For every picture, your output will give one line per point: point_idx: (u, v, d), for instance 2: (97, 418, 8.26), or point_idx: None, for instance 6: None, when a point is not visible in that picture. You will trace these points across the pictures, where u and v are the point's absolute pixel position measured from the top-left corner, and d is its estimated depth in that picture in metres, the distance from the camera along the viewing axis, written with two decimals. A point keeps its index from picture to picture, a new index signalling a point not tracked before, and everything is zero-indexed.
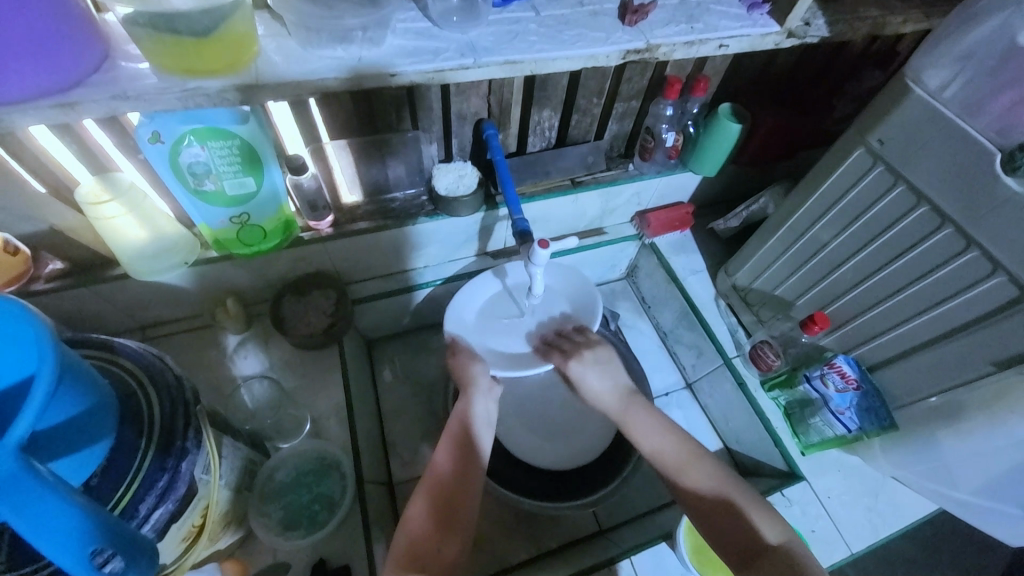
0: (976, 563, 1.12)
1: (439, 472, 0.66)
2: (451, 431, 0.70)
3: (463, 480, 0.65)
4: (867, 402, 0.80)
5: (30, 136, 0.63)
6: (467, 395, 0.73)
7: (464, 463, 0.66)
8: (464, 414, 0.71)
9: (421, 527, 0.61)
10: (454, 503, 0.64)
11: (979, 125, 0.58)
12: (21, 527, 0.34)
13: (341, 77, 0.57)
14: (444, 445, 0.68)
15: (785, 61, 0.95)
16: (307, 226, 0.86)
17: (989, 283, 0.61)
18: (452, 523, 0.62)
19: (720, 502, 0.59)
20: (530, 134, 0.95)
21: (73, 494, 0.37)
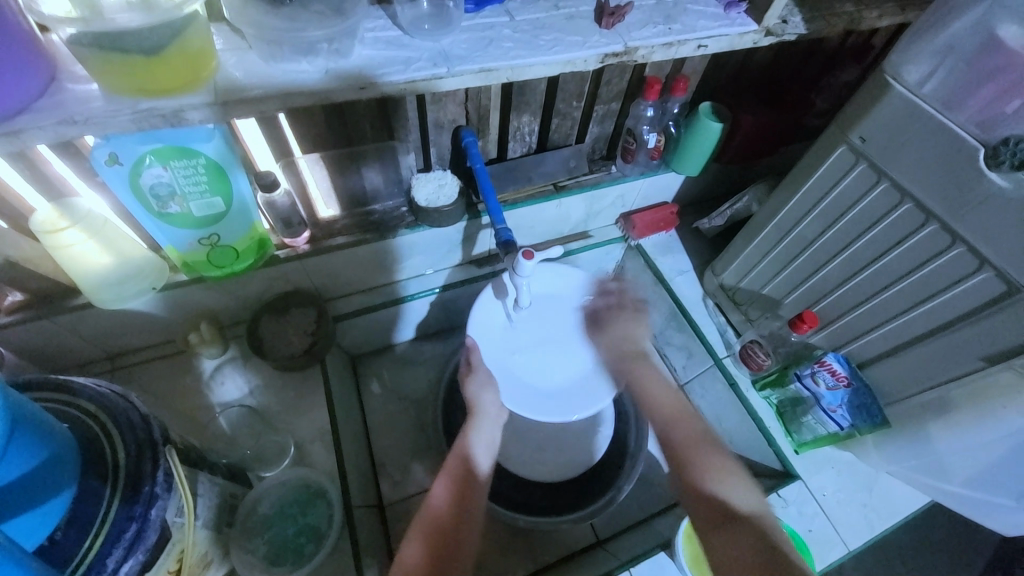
0: (968, 550, 1.13)
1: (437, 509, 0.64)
2: (453, 468, 0.69)
3: (463, 517, 0.64)
4: (859, 399, 0.79)
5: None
6: (474, 422, 0.76)
7: (462, 499, 0.66)
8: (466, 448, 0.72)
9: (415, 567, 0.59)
10: (453, 540, 0.62)
11: (959, 120, 0.57)
12: None
13: (309, 93, 0.55)
14: (445, 478, 0.68)
15: (762, 58, 0.95)
16: (282, 243, 0.83)
17: (976, 279, 0.61)
18: (448, 567, 0.60)
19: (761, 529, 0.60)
20: (510, 140, 0.93)
21: (27, 559, 0.34)
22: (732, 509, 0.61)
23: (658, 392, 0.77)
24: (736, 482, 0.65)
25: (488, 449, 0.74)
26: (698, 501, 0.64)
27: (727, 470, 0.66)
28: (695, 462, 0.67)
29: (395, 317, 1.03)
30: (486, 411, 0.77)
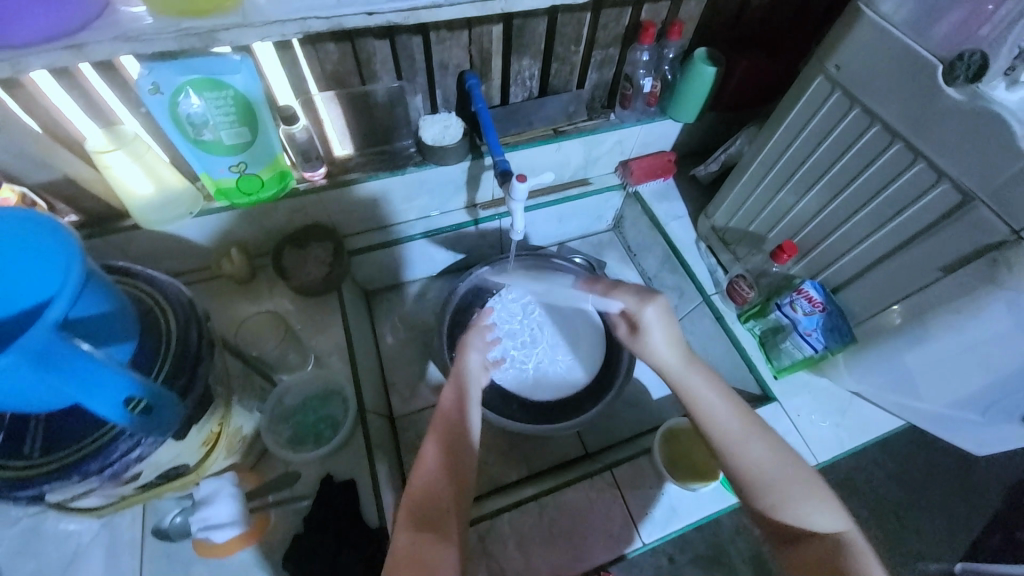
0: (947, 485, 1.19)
1: (427, 473, 0.63)
2: (444, 416, 0.69)
3: (456, 476, 0.63)
4: (832, 322, 0.84)
5: (31, 81, 0.67)
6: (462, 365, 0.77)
7: (453, 451, 0.65)
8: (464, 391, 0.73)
9: (425, 486, 0.62)
10: (432, 502, 0.61)
11: (924, 42, 0.61)
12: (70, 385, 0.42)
13: (322, 18, 0.62)
14: (431, 429, 0.68)
15: (758, 4, 0.98)
16: (303, 178, 0.92)
17: (935, 193, 0.65)
18: (436, 513, 0.60)
19: (827, 512, 0.59)
20: (512, 84, 0.99)
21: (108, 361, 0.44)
22: (812, 532, 0.58)
23: (710, 409, 0.65)
24: (812, 496, 0.60)
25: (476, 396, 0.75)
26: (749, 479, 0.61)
27: (803, 487, 0.60)
28: (764, 493, 0.61)
29: (405, 255, 1.11)
30: (477, 342, 0.81)
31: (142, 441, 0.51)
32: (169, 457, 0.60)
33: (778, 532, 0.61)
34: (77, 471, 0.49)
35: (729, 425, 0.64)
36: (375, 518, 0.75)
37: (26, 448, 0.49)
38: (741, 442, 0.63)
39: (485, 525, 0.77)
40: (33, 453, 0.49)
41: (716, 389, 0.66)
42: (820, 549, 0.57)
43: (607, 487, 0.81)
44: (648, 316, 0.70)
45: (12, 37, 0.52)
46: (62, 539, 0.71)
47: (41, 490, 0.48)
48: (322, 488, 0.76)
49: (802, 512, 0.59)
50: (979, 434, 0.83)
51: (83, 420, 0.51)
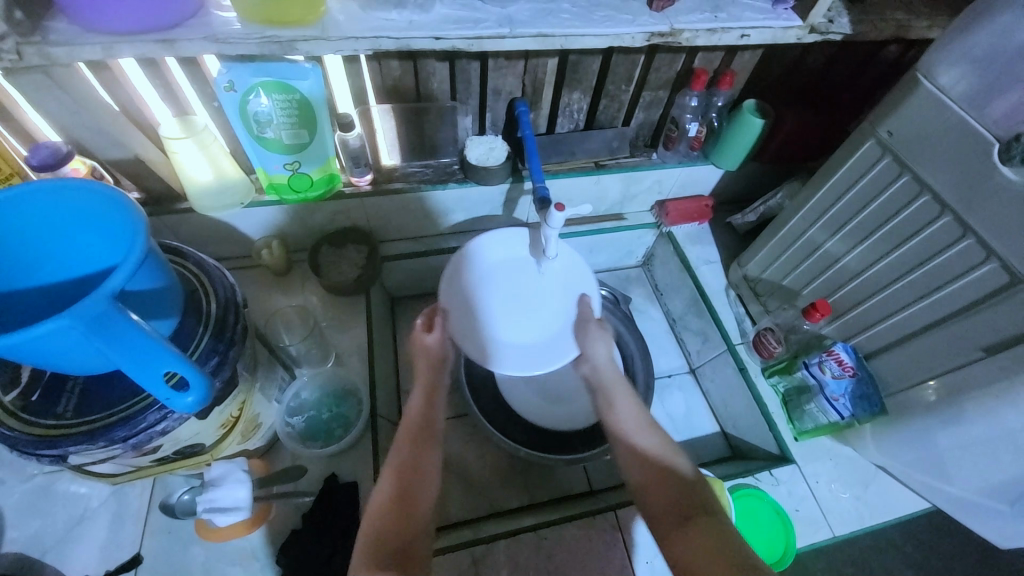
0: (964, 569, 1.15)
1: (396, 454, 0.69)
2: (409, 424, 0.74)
3: (422, 464, 0.68)
4: (861, 389, 0.81)
5: (117, 67, 0.72)
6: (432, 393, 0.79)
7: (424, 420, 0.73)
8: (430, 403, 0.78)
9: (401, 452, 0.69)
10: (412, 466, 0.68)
11: (983, 118, 0.60)
12: (117, 352, 0.44)
13: (392, 38, 0.66)
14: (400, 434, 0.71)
15: (814, 63, 0.99)
16: (349, 181, 0.95)
17: (983, 270, 0.63)
18: (411, 471, 0.67)
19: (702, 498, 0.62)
20: (559, 115, 1.02)
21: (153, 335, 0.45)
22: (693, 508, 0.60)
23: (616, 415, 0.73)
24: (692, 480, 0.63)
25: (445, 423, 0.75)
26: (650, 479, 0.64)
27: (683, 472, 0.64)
28: (652, 475, 0.64)
29: (436, 267, 1.13)
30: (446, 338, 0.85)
31: (168, 415, 0.52)
32: (189, 435, 0.62)
33: (661, 517, 0.61)
34: (104, 436, 0.50)
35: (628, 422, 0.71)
36: None
37: (59, 407, 0.52)
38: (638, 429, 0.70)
39: (480, 549, 0.76)
40: (66, 413, 0.52)
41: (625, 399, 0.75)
42: (701, 532, 0.57)
43: (608, 528, 0.79)
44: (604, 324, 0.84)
45: (113, 24, 0.58)
46: (78, 499, 0.73)
47: (65, 450, 0.50)
48: (325, 487, 0.76)
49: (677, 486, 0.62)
50: (1002, 527, 0.78)
51: (118, 388, 0.53)
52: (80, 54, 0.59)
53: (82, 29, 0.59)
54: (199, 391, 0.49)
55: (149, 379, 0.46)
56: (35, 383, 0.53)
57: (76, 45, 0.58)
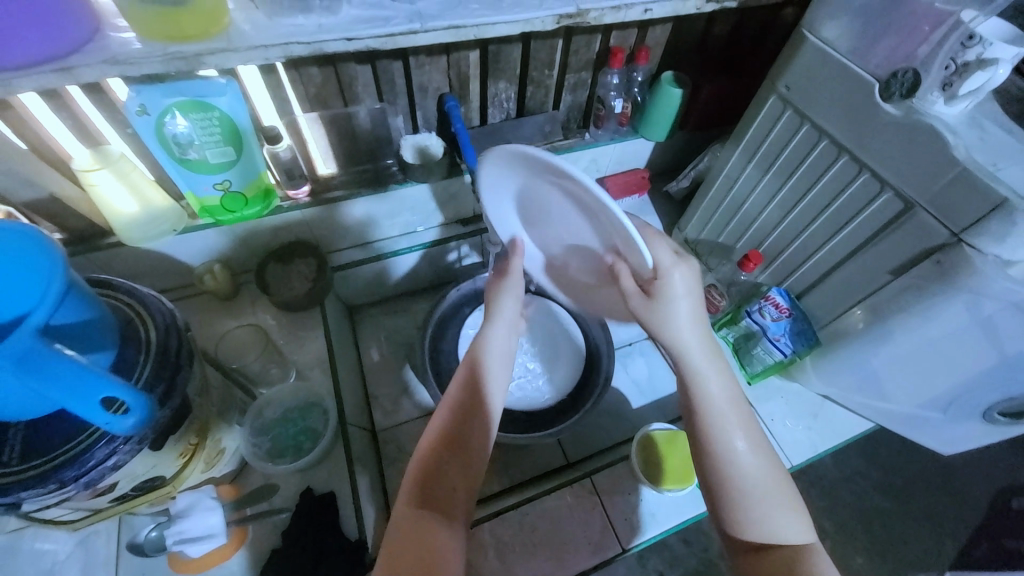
0: (902, 473, 1.31)
1: (423, 469, 0.62)
2: (440, 431, 0.63)
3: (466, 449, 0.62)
4: (798, 326, 0.87)
5: (19, 103, 0.69)
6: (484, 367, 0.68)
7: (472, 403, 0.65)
8: (477, 381, 0.67)
9: (438, 462, 0.61)
10: (439, 485, 0.60)
11: (861, 64, 0.67)
12: (51, 388, 0.42)
13: (303, 43, 0.66)
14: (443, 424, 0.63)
15: (720, 32, 1.05)
16: (287, 196, 0.94)
17: (880, 201, 0.69)
18: (447, 486, 0.60)
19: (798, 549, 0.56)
20: (489, 106, 1.03)
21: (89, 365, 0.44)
22: (773, 544, 0.56)
23: (708, 404, 0.60)
24: (787, 510, 0.57)
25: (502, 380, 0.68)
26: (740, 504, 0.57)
27: (783, 502, 0.57)
28: (744, 506, 0.57)
29: (390, 270, 1.13)
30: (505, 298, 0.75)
31: (118, 449, 0.51)
32: (145, 469, 0.60)
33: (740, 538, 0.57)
34: (53, 479, 0.49)
35: (732, 432, 0.59)
36: (354, 530, 0.75)
37: (3, 456, 0.50)
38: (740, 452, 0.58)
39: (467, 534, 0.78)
40: (11, 462, 0.50)
41: (723, 387, 0.61)
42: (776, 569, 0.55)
43: (587, 494, 0.82)
44: (674, 281, 0.60)
45: (5, 60, 0.55)
46: (38, 558, 0.70)
47: (17, 497, 0.49)
48: (300, 502, 0.76)
49: (766, 519, 0.56)
50: (938, 432, 0.87)
51: (62, 429, 0.51)
52: None
53: None
54: (141, 411, 0.48)
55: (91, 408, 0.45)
56: None
57: None
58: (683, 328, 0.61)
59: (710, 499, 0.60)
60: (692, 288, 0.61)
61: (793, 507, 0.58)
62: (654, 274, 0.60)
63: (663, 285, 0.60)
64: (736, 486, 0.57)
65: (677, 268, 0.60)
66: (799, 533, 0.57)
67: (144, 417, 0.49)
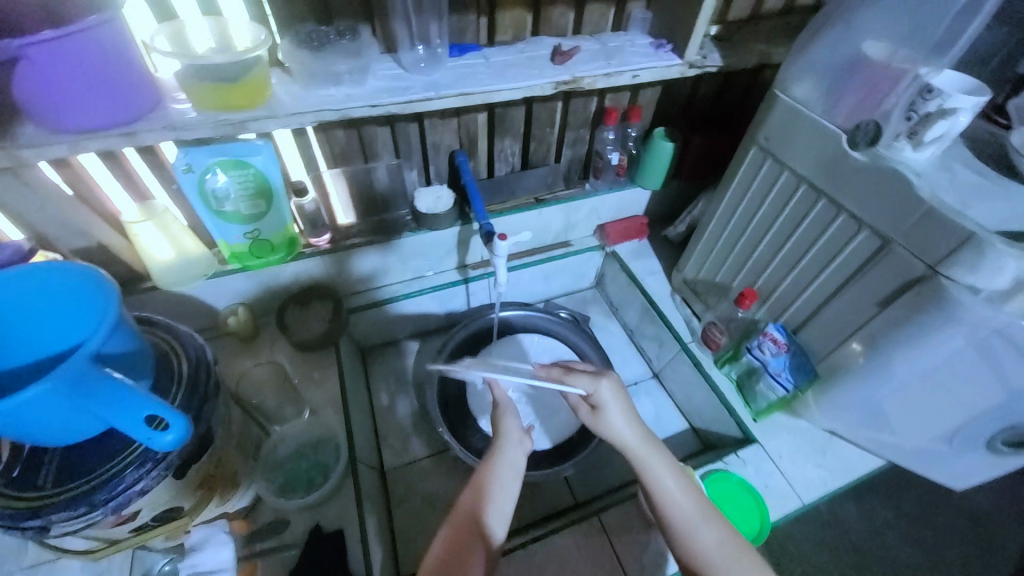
0: (932, 524, 1.24)
1: (432, 556, 0.61)
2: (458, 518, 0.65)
3: (481, 529, 0.63)
4: (797, 361, 0.89)
5: (79, 163, 0.78)
6: (496, 449, 0.72)
7: (486, 487, 0.67)
8: (491, 466, 0.70)
9: (450, 548, 0.61)
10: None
11: (827, 117, 0.74)
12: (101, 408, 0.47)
13: (334, 109, 0.75)
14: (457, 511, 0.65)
15: (706, 93, 1.16)
16: (308, 243, 1.02)
17: (859, 239, 0.74)
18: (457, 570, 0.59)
19: None
20: (496, 160, 1.13)
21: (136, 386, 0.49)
22: None
23: (660, 489, 0.65)
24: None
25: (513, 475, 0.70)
26: None
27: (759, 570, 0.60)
28: None
29: (402, 312, 1.18)
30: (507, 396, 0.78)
31: (147, 473, 0.54)
32: (167, 497, 0.63)
33: None
34: (84, 502, 0.52)
35: (689, 513, 0.63)
36: (362, 569, 0.75)
37: (40, 478, 0.53)
38: (702, 534, 0.61)
39: None
40: (46, 484, 0.53)
41: (673, 474, 0.66)
42: None
43: (595, 532, 0.82)
44: (604, 393, 0.70)
45: (79, 124, 0.64)
46: None
47: (48, 520, 0.52)
48: (309, 539, 0.76)
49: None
50: (951, 466, 0.86)
51: (95, 455, 0.55)
52: (48, 153, 0.65)
53: (49, 131, 0.65)
54: (178, 428, 0.52)
55: (135, 426, 0.49)
56: (14, 460, 0.55)
57: (44, 146, 0.65)
58: (621, 435, 0.69)
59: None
60: (618, 394, 0.70)
61: None
62: (588, 395, 0.71)
63: (597, 399, 0.70)
64: (707, 562, 0.60)
65: (602, 380, 0.71)
66: None
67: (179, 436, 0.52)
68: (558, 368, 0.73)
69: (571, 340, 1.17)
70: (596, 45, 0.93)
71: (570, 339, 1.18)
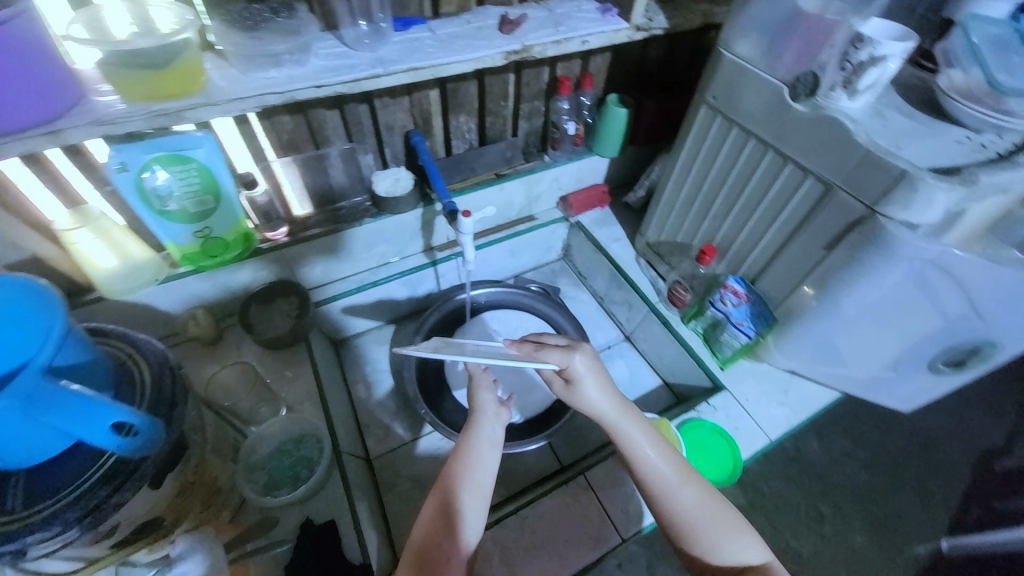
0: (886, 448, 1.36)
1: (416, 538, 0.65)
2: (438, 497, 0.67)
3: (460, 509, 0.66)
4: (756, 309, 0.94)
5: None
6: (474, 424, 0.74)
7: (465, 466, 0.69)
8: (469, 444, 0.72)
9: (433, 529, 0.65)
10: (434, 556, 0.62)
11: (769, 71, 0.77)
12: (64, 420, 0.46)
13: (276, 93, 0.72)
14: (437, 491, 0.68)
15: (654, 57, 1.17)
16: (264, 237, 0.98)
17: (805, 187, 0.78)
18: (439, 549, 0.63)
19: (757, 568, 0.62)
20: (453, 138, 1.11)
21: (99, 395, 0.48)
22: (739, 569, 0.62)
23: (635, 454, 0.68)
24: (736, 532, 0.64)
25: (490, 446, 0.72)
26: (700, 539, 0.64)
27: (734, 524, 0.65)
28: (696, 539, 0.64)
29: (372, 301, 1.16)
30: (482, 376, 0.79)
31: (121, 486, 0.53)
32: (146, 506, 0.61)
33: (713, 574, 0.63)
34: (58, 520, 0.50)
35: (665, 474, 0.67)
36: (358, 555, 0.75)
37: (6, 505, 0.50)
38: (677, 493, 0.66)
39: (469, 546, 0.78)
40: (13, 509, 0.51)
41: (648, 437, 0.70)
42: None
43: (582, 491, 0.85)
44: (578, 366, 0.71)
45: None
46: None
47: (20, 543, 0.49)
48: (301, 533, 0.76)
49: (717, 543, 0.63)
50: (896, 389, 0.95)
51: (59, 474, 0.53)
52: None
53: None
54: (148, 431, 0.53)
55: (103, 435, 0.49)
56: None
57: None
58: (597, 404, 0.71)
59: (674, 541, 0.66)
60: (591, 365, 0.72)
61: (744, 529, 0.65)
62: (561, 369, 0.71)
63: (571, 372, 0.71)
64: (684, 522, 0.65)
65: (576, 355, 0.71)
66: (757, 552, 0.64)
67: (148, 439, 0.53)
68: (530, 343, 0.72)
69: (544, 312, 1.19)
70: (543, 12, 0.92)
71: (543, 311, 1.20)
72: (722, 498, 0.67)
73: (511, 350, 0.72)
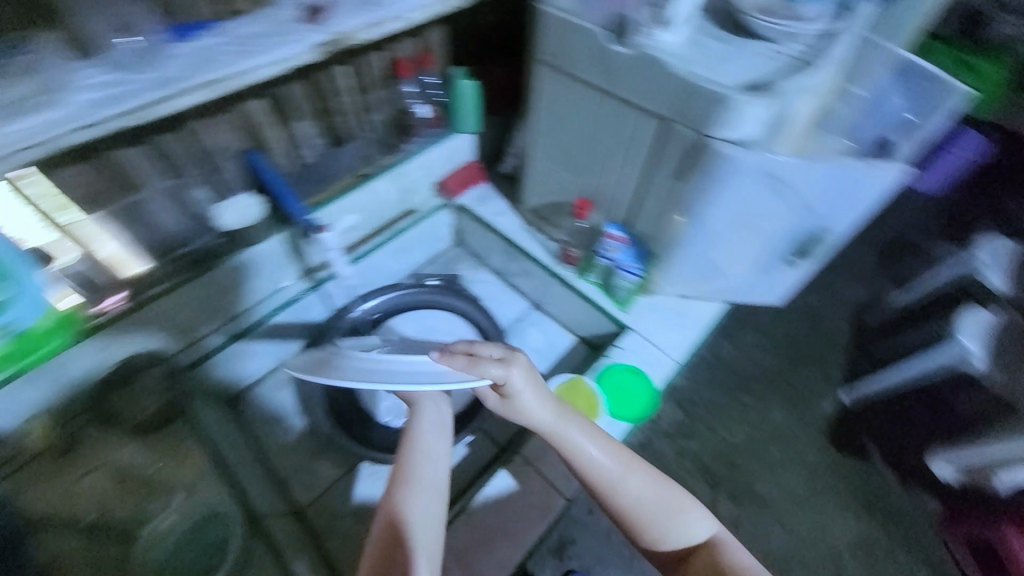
0: None
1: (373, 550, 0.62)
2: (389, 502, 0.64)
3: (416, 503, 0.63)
4: (637, 249, 1.00)
5: None
6: (417, 417, 0.71)
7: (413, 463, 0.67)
8: (413, 441, 0.69)
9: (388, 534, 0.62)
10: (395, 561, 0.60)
11: (588, 19, 0.78)
12: None
13: (34, 145, 0.61)
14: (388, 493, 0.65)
15: (489, 19, 1.13)
16: (95, 310, 0.82)
17: (649, 126, 0.81)
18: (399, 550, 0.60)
19: (706, 546, 0.67)
20: (296, 147, 1.00)
21: None
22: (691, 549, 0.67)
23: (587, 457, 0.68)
24: (688, 513, 0.68)
25: (439, 432, 0.71)
26: (654, 530, 0.67)
27: (685, 506, 0.69)
28: (649, 530, 0.68)
29: (256, 343, 1.05)
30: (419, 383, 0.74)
31: None
32: None
33: (667, 556, 0.69)
34: None
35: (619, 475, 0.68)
36: None
37: None
38: (629, 490, 0.68)
39: None
40: None
41: (598, 437, 0.70)
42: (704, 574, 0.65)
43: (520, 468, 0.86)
44: (516, 381, 0.67)
45: None
46: None
47: None
48: None
49: (672, 530, 0.67)
50: (769, 286, 1.06)
51: None
52: None
53: None
54: None
55: None
56: None
57: None
58: (540, 416, 0.69)
59: (630, 532, 0.70)
60: (529, 378, 0.68)
61: (696, 509, 0.69)
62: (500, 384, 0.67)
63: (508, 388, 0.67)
64: (641, 514, 0.67)
65: (513, 368, 0.66)
66: (706, 524, 0.69)
67: None
68: (463, 356, 0.64)
69: (449, 304, 1.15)
70: None
71: (447, 303, 1.16)
72: (672, 482, 0.70)
73: (442, 366, 0.62)
